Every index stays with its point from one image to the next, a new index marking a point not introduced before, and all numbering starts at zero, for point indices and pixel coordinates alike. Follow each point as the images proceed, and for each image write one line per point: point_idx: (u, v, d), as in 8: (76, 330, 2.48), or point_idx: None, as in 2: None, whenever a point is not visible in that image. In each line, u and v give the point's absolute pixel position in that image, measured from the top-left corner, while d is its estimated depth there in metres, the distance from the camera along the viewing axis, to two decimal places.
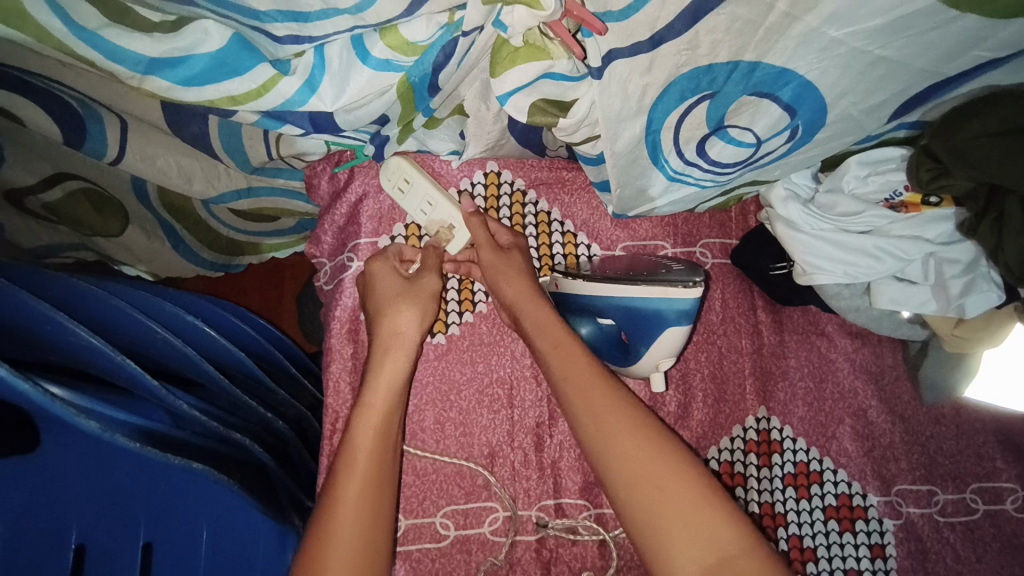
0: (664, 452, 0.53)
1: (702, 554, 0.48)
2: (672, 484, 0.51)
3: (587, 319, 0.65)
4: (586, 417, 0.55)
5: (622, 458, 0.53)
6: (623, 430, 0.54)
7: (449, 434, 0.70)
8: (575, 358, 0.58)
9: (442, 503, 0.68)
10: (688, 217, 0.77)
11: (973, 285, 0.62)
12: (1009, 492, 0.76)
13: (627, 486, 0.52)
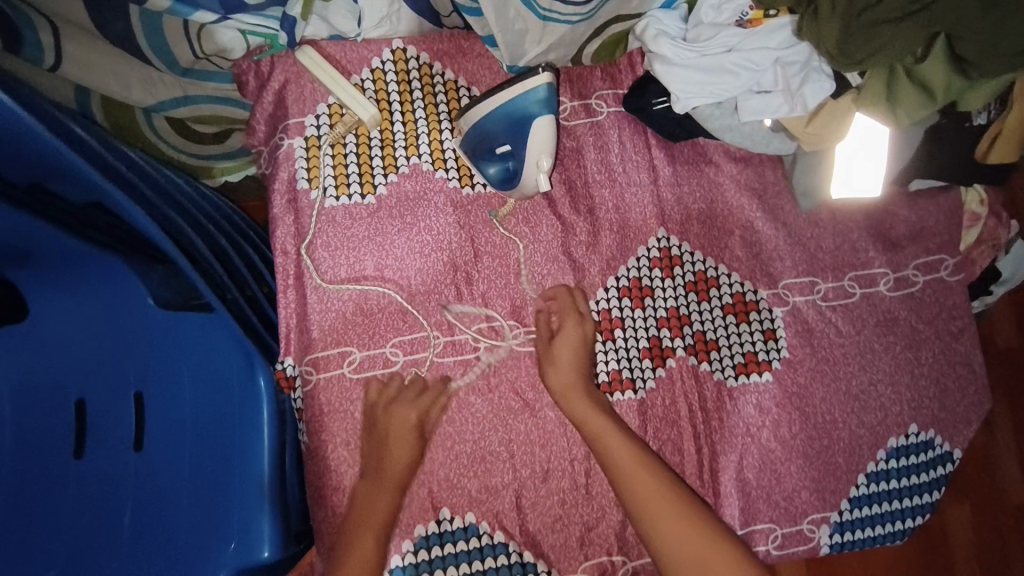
0: (705, 535, 0.70)
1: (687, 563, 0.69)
2: (709, 550, 0.69)
3: (488, 144, 0.77)
4: (630, 491, 0.72)
5: (666, 539, 0.70)
6: (609, 435, 0.74)
7: (389, 277, 0.81)
8: (585, 404, 0.76)
9: (391, 335, 0.80)
10: (581, 72, 0.87)
11: (808, 78, 0.74)
12: (882, 276, 0.88)
13: (619, 466, 0.73)
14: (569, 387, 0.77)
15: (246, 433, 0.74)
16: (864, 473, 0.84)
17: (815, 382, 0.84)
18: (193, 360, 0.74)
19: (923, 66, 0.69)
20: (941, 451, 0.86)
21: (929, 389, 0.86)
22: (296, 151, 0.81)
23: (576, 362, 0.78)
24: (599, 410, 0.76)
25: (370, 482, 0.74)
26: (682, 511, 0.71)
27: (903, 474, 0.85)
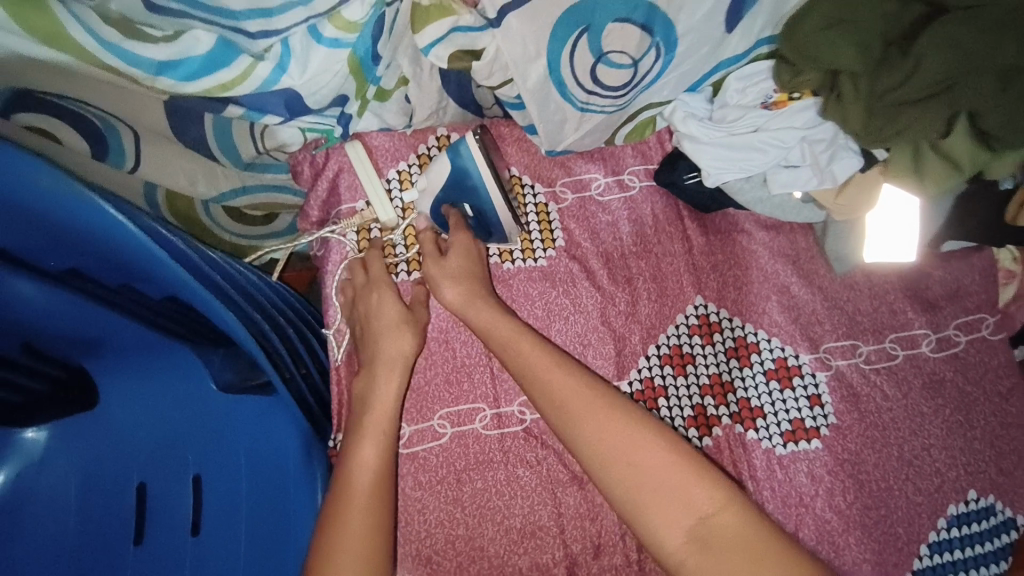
0: (643, 428, 0.66)
1: (682, 517, 0.62)
2: (634, 439, 0.65)
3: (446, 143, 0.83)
4: (544, 396, 0.70)
5: (596, 431, 0.66)
6: (577, 402, 0.68)
7: (436, 350, 0.83)
8: (538, 362, 0.71)
9: (438, 407, 0.81)
10: (613, 150, 0.92)
11: (835, 155, 0.78)
12: (923, 337, 0.88)
13: (586, 429, 0.66)
14: (523, 358, 0.72)
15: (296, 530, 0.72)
16: (925, 543, 0.81)
17: (866, 449, 0.83)
18: (251, 449, 0.75)
19: (949, 141, 0.72)
20: (1004, 518, 0.84)
21: (985, 452, 0.85)
22: (347, 240, 0.86)
23: (470, 271, 0.79)
24: (523, 333, 0.74)
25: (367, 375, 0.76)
26: (610, 408, 0.67)
27: (965, 543, 0.82)
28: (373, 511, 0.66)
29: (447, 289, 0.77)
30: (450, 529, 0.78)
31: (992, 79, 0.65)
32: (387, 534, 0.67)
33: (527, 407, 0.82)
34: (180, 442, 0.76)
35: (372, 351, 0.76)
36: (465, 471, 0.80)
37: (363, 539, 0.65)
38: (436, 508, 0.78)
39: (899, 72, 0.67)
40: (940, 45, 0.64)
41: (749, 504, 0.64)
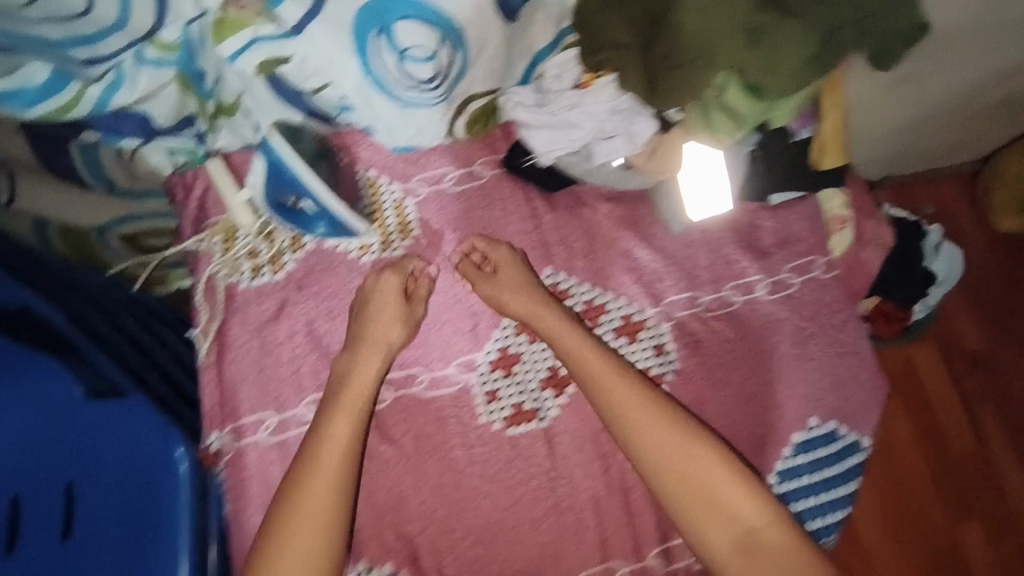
0: (680, 433, 0.81)
1: (731, 529, 0.79)
2: (688, 453, 0.81)
3: (293, 134, 0.89)
4: (619, 411, 0.82)
5: (642, 434, 0.81)
6: (652, 423, 0.81)
7: (302, 341, 0.88)
8: (603, 370, 0.83)
9: (304, 393, 0.86)
10: (462, 145, 1.00)
11: (633, 117, 0.87)
12: (758, 283, 0.97)
13: (652, 450, 0.81)
14: (585, 369, 0.84)
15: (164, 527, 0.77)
16: (774, 472, 0.90)
17: (708, 389, 0.91)
18: (121, 455, 0.78)
19: (728, 96, 0.81)
20: (848, 441, 0.92)
21: (823, 381, 0.92)
22: (214, 250, 0.91)
23: (521, 278, 0.88)
24: (604, 358, 0.83)
25: (349, 353, 0.84)
26: (663, 413, 0.82)
27: (813, 470, 0.91)
28: (337, 491, 0.77)
29: (511, 300, 0.87)
30: None
31: (742, 38, 0.75)
32: (337, 533, 0.76)
33: (389, 387, 0.88)
34: (49, 453, 0.77)
35: (358, 330, 0.85)
36: None
37: (317, 532, 0.75)
38: None
39: (665, 39, 0.77)
40: (688, 16, 0.74)
41: (790, 525, 0.79)
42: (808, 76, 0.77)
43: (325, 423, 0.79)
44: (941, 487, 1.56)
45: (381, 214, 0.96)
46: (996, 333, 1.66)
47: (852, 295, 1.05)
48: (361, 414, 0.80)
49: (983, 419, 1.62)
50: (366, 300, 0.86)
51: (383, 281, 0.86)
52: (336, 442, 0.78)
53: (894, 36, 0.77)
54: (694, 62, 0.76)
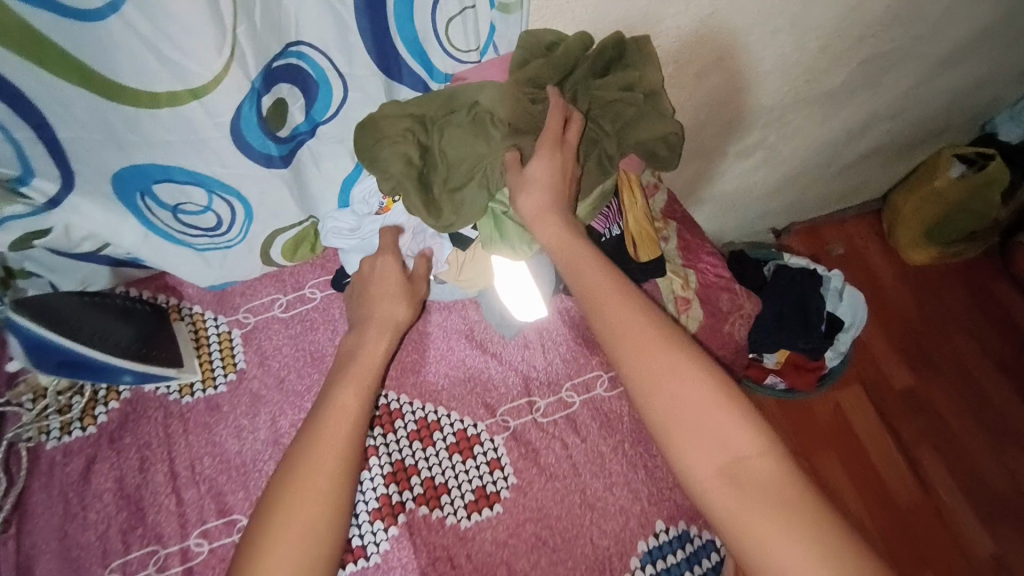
0: (703, 371, 0.65)
1: (715, 455, 0.63)
2: (679, 373, 0.64)
3: (97, 300, 0.87)
4: (603, 322, 0.68)
5: (642, 361, 0.65)
6: (645, 346, 0.66)
7: (111, 499, 0.83)
8: (589, 267, 0.71)
9: (110, 560, 0.81)
10: (293, 271, 1.01)
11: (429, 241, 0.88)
12: (596, 379, 0.95)
13: (631, 370, 0.66)
14: (589, 287, 0.70)
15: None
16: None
17: (550, 501, 0.87)
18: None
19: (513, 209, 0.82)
20: (700, 542, 0.87)
21: (669, 479, 0.90)
22: (20, 409, 0.87)
23: (553, 181, 0.72)
24: (596, 264, 0.71)
25: (356, 333, 0.80)
26: (661, 334, 0.67)
27: None
28: (342, 483, 0.67)
29: (523, 199, 0.72)
30: None
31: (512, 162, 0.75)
32: (327, 542, 0.64)
33: (204, 539, 0.83)
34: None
35: (365, 312, 0.80)
36: None
37: (319, 503, 0.65)
38: None
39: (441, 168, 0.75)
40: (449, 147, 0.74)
41: (795, 473, 0.62)
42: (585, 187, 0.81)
43: (328, 398, 0.72)
44: (888, 539, 1.68)
45: (204, 348, 0.94)
46: (919, 365, 1.91)
47: None
48: (368, 396, 0.73)
49: (917, 458, 1.79)
50: (363, 280, 0.82)
51: (379, 262, 0.81)
52: (338, 407, 0.71)
53: (662, 140, 0.81)
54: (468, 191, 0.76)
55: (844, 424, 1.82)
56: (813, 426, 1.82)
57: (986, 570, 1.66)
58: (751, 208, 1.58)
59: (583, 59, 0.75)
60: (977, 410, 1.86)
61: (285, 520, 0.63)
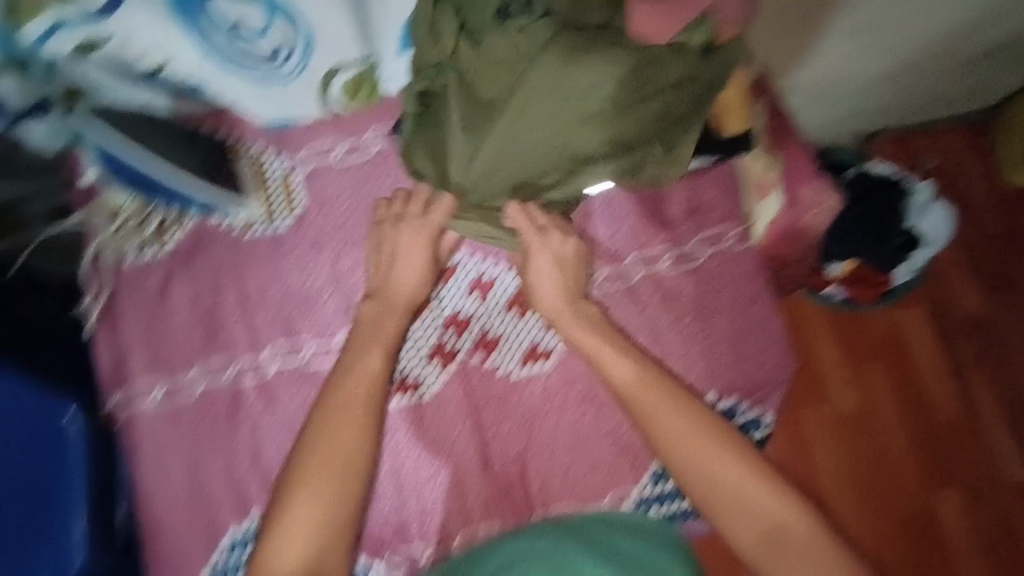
0: (747, 455, 0.78)
1: (755, 525, 0.75)
2: (698, 437, 0.78)
3: (158, 124, 0.85)
4: (664, 439, 0.79)
5: (695, 457, 0.78)
6: (662, 413, 0.79)
7: (189, 315, 0.90)
8: (614, 356, 0.82)
9: (193, 365, 0.89)
10: (354, 114, 0.93)
11: None
12: (662, 255, 0.90)
13: (679, 464, 0.78)
14: (556, 311, 0.85)
15: (64, 504, 0.81)
16: None
17: (599, 365, 0.88)
18: (21, 433, 0.81)
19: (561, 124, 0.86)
20: (749, 418, 0.89)
21: (724, 358, 0.89)
22: (98, 226, 0.90)
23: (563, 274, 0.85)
24: (621, 354, 0.82)
25: (378, 297, 0.84)
26: (654, 383, 0.80)
27: None
28: (353, 479, 0.74)
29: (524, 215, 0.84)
30: (208, 467, 0.88)
31: (552, 99, 0.81)
32: (347, 494, 0.74)
33: (274, 358, 0.90)
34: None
35: (382, 281, 0.84)
36: (219, 417, 0.89)
37: (341, 483, 0.73)
38: (193, 450, 0.89)
39: (416, 138, 0.87)
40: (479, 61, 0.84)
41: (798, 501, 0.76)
42: (641, 134, 0.82)
43: (358, 353, 0.80)
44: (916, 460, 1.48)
45: (263, 187, 0.92)
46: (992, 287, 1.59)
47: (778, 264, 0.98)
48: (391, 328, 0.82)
49: (970, 388, 1.53)
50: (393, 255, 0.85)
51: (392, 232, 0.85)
52: (400, 287, 0.84)
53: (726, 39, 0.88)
54: (484, 141, 0.83)
55: (899, 345, 1.55)
56: (868, 345, 1.54)
57: (1004, 491, 1.49)
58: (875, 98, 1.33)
59: (603, 30, 0.82)
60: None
61: (310, 479, 0.73)
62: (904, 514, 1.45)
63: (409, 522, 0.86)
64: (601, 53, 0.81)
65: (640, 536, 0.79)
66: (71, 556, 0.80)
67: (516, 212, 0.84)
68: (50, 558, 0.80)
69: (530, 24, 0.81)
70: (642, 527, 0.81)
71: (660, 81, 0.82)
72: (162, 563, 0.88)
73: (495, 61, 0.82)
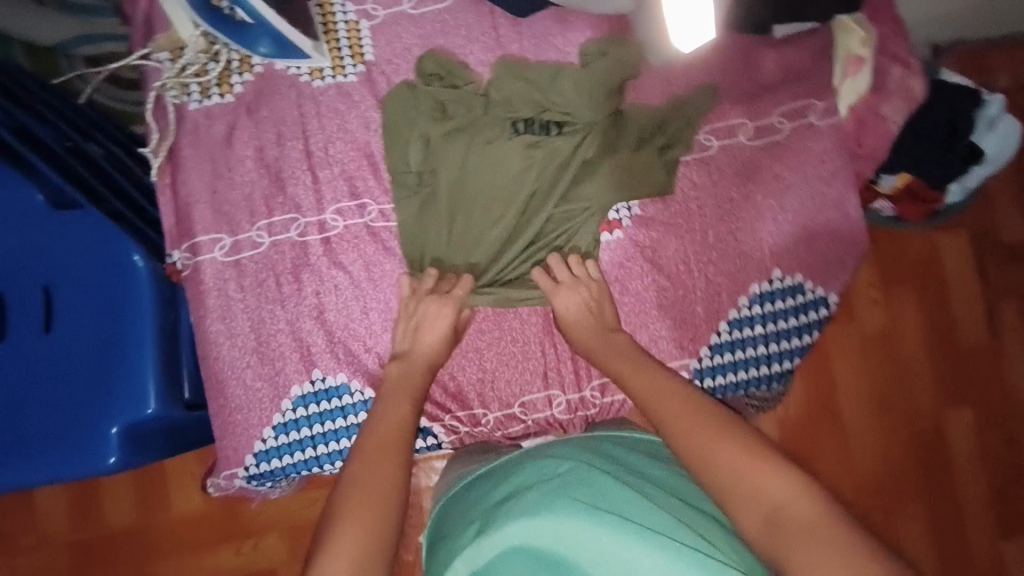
0: (736, 431, 0.62)
1: (756, 505, 0.56)
2: (682, 410, 0.67)
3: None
4: (652, 412, 0.69)
5: (686, 438, 0.63)
6: (654, 393, 0.71)
7: (254, 166, 0.87)
8: (645, 368, 0.75)
9: (257, 219, 0.87)
10: None
11: None
12: (740, 126, 0.88)
13: (668, 434, 0.66)
14: (590, 338, 0.80)
15: (134, 340, 0.85)
16: (726, 320, 0.88)
17: (668, 236, 0.87)
18: (105, 275, 0.85)
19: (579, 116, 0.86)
20: (812, 297, 0.89)
21: (794, 235, 0.88)
22: (162, 66, 0.87)
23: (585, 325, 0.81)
24: (648, 368, 0.75)
25: (400, 364, 0.80)
26: (665, 381, 0.72)
27: (768, 320, 0.89)
28: (391, 476, 0.66)
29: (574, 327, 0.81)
30: (272, 323, 0.86)
31: (553, 208, 0.85)
32: (385, 523, 0.62)
33: (339, 215, 0.88)
34: (30, 259, 0.85)
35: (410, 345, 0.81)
36: (284, 274, 0.87)
37: (379, 504, 0.63)
38: (258, 306, 0.87)
39: (428, 227, 0.86)
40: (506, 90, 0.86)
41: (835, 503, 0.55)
42: (652, 121, 0.86)
43: (387, 403, 0.75)
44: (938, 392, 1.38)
45: (331, 32, 0.88)
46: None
47: (860, 156, 0.93)
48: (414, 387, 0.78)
49: (996, 311, 1.39)
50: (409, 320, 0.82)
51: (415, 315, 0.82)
52: (422, 349, 0.81)
53: None
54: (498, 222, 0.85)
55: (934, 268, 1.40)
56: (899, 265, 1.40)
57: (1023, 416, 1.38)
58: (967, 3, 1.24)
59: (606, 48, 0.86)
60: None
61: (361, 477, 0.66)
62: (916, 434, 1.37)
63: (473, 384, 0.88)
64: (625, 151, 0.85)
65: (635, 449, 0.77)
66: (144, 387, 0.84)
67: (559, 264, 0.83)
68: (124, 388, 0.84)
69: (546, 140, 0.84)
70: (641, 445, 0.78)
71: (653, 116, 0.87)
72: (228, 416, 0.86)
73: (505, 169, 0.84)
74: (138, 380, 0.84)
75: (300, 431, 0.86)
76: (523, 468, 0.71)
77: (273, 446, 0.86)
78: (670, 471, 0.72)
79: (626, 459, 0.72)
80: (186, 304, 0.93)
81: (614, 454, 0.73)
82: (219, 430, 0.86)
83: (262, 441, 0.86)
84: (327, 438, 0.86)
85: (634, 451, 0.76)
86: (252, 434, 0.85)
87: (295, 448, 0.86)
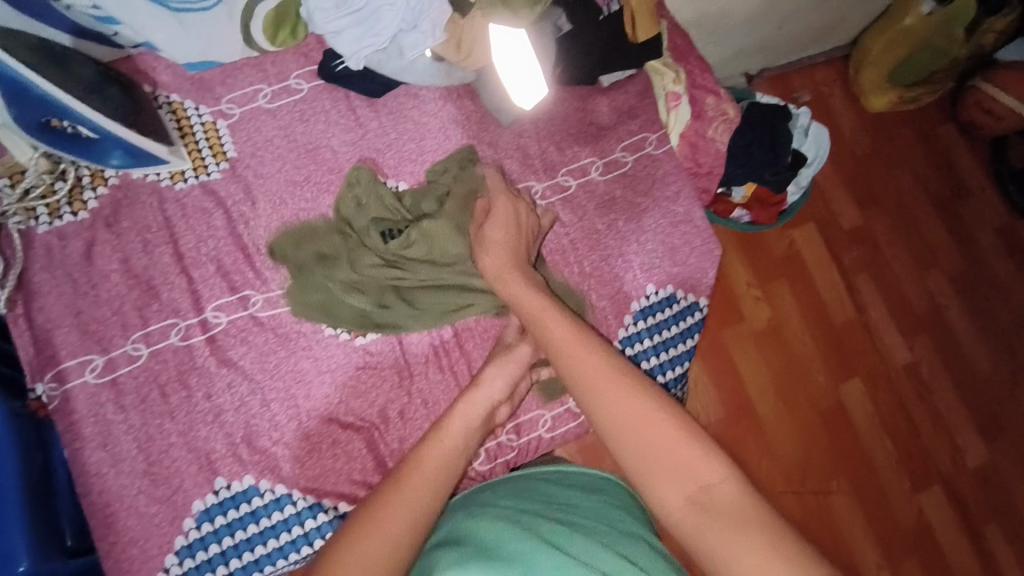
0: (657, 395, 0.61)
1: (682, 482, 0.58)
2: (611, 375, 0.63)
3: (60, 62, 0.73)
4: (573, 372, 0.64)
5: (617, 416, 0.60)
6: (578, 353, 0.65)
7: (120, 279, 0.84)
8: (557, 323, 0.69)
9: (130, 331, 0.83)
10: (275, 58, 0.93)
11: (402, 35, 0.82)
12: (592, 164, 0.99)
13: (595, 408, 0.62)
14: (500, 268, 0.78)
15: None
16: (617, 339, 0.95)
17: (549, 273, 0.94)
18: None
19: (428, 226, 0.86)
20: (686, 304, 0.99)
21: (658, 251, 0.98)
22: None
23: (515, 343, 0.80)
24: (575, 324, 0.69)
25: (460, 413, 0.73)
26: (591, 340, 0.66)
27: (653, 332, 0.96)
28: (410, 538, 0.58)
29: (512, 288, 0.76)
30: (162, 440, 0.81)
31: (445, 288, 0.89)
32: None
33: (221, 311, 0.86)
34: None
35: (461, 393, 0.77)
36: (169, 384, 0.83)
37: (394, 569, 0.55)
38: (142, 424, 0.81)
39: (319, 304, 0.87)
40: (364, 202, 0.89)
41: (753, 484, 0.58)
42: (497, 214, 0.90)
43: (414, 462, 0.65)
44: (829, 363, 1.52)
45: (188, 135, 0.89)
46: (861, 203, 1.65)
47: (702, 173, 1.08)
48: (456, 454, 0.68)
49: (856, 289, 1.59)
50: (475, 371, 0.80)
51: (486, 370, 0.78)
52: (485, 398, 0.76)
53: None
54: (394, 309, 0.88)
55: (798, 260, 1.57)
56: (768, 261, 1.55)
57: (900, 382, 1.55)
58: (763, 39, 1.46)
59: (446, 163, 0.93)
60: (916, 246, 1.64)
61: (409, 477, 0.63)
62: (821, 414, 1.49)
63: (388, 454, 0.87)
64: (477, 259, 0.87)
65: (568, 483, 0.77)
66: (14, 546, 0.77)
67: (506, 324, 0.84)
68: None
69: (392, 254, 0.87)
70: (581, 479, 0.79)
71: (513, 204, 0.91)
72: (122, 553, 0.78)
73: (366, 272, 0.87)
74: (5, 540, 0.77)
75: (208, 549, 0.80)
76: (453, 515, 0.71)
77: (178, 574, 0.79)
78: (602, 501, 0.73)
79: (560, 497, 0.73)
80: (57, 441, 0.87)
81: (543, 491, 0.74)
82: (110, 572, 0.77)
83: (165, 571, 0.79)
84: (240, 549, 0.81)
85: (573, 486, 0.76)
86: (152, 565, 0.78)
87: (205, 569, 0.80)
